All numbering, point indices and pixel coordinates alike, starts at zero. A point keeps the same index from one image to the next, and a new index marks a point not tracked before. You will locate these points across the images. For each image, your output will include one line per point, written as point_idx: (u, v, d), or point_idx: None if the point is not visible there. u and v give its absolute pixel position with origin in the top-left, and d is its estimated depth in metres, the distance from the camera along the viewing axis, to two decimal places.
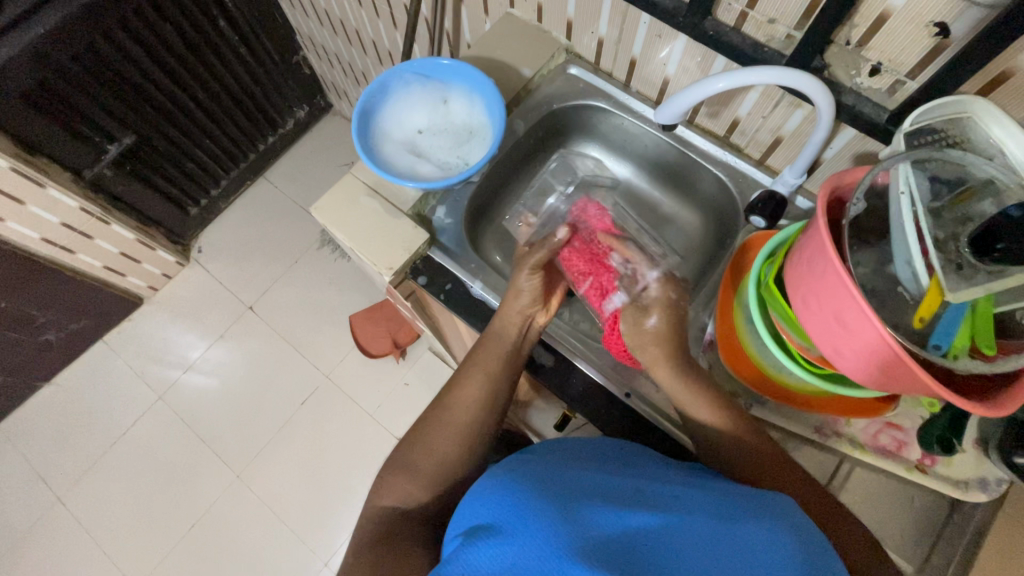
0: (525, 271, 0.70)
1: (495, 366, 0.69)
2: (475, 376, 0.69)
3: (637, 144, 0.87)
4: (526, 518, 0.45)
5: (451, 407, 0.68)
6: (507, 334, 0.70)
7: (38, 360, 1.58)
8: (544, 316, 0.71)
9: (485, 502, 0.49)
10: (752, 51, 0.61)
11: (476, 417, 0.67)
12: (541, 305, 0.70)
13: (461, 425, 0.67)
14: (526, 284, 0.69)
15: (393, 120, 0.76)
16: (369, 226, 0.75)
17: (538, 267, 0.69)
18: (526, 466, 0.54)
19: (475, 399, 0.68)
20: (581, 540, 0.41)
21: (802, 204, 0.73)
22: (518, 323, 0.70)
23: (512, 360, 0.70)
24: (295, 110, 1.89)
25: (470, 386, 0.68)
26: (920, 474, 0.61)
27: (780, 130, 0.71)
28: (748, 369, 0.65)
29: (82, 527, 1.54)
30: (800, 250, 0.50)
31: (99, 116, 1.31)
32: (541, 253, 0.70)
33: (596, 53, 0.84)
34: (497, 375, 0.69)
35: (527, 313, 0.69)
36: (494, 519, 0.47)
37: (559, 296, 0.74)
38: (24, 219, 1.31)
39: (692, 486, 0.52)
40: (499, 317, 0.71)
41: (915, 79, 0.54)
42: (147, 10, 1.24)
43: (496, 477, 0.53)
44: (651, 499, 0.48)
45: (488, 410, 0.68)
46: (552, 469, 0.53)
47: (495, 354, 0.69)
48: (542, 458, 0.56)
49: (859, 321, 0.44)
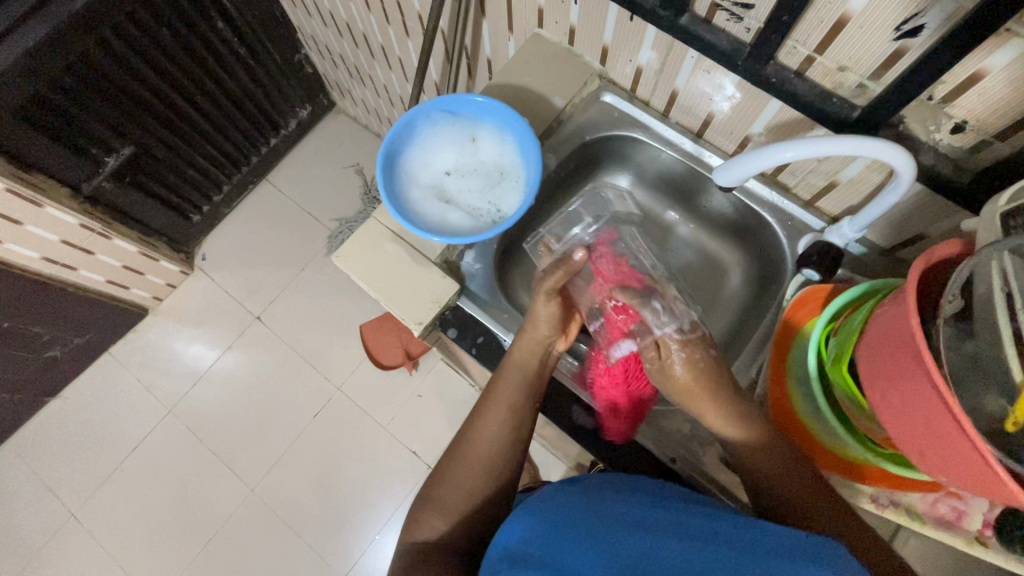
0: (542, 298, 0.66)
1: (517, 399, 0.64)
2: (496, 410, 0.64)
3: (675, 177, 0.83)
4: (563, 563, 0.43)
5: (461, 441, 0.63)
6: (528, 364, 0.66)
7: (44, 376, 1.54)
8: (562, 344, 0.69)
9: (522, 531, 0.48)
10: (819, 102, 0.56)
11: (498, 452, 0.62)
12: (559, 334, 0.68)
13: (488, 463, 0.62)
14: (543, 313, 0.66)
15: (420, 161, 0.72)
16: (395, 275, 0.71)
17: (554, 293, 0.66)
18: (562, 497, 0.51)
19: (498, 433, 0.63)
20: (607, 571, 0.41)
21: (854, 249, 0.71)
22: (539, 352, 0.67)
23: (533, 392, 0.65)
24: (298, 110, 1.80)
25: (491, 420, 0.63)
26: (982, 548, 0.56)
27: (835, 175, 0.66)
28: (801, 437, 0.62)
29: (97, 542, 1.52)
30: (891, 321, 0.45)
31: (95, 127, 1.22)
32: (556, 276, 0.65)
33: (633, 81, 0.78)
34: (521, 409, 0.64)
35: (547, 341, 0.67)
36: (532, 549, 0.45)
37: (580, 318, 0.71)
38: (23, 238, 1.25)
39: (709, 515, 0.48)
40: (519, 346, 0.67)
41: (1004, 141, 0.50)
42: (140, 14, 1.13)
43: (534, 504, 0.50)
44: (680, 528, 0.45)
45: (510, 445, 0.63)
46: (588, 498, 0.51)
47: (516, 385, 0.64)
48: (582, 485, 0.54)
49: (948, 427, 0.40)
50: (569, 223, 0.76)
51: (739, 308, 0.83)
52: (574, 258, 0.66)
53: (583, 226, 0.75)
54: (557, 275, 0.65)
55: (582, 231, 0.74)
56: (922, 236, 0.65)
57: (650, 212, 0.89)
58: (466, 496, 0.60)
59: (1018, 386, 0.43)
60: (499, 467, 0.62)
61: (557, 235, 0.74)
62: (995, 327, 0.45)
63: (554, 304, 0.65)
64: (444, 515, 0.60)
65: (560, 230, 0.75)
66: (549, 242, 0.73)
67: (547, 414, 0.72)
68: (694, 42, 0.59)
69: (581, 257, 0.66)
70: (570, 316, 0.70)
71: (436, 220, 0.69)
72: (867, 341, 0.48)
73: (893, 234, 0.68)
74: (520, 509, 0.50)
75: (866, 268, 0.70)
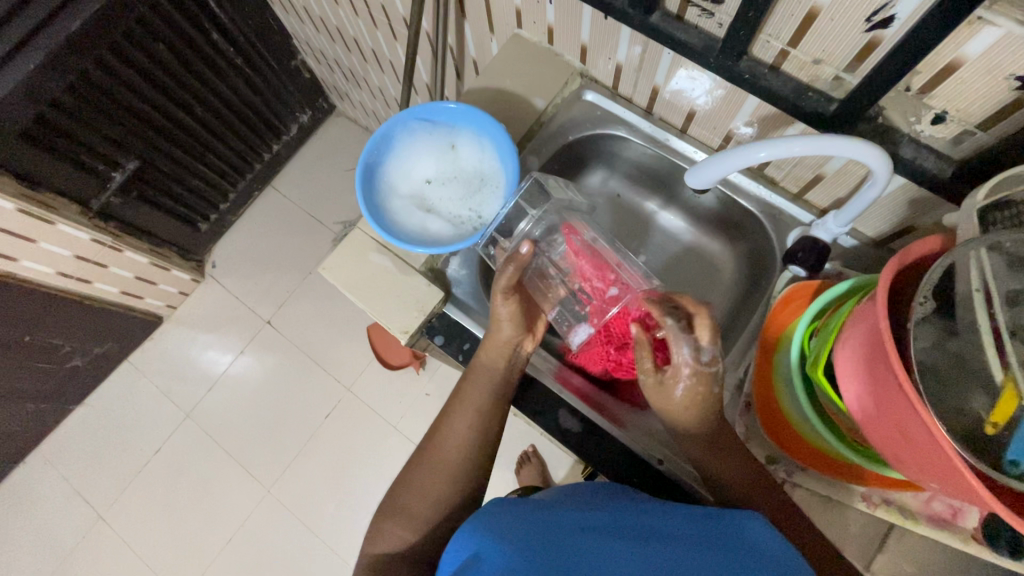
0: (499, 298, 0.66)
1: (484, 402, 0.66)
2: (465, 411, 0.66)
3: (661, 174, 0.82)
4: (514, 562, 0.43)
5: (442, 449, 0.64)
6: (496, 367, 0.67)
7: (67, 385, 1.59)
8: (531, 343, 0.70)
9: (468, 542, 0.47)
10: (794, 96, 0.55)
11: (470, 454, 0.64)
12: (525, 332, 0.68)
13: (473, 466, 0.63)
14: (503, 311, 0.66)
15: (400, 171, 0.73)
16: (380, 285, 0.73)
17: (510, 292, 0.66)
18: (506, 507, 0.51)
19: (467, 435, 0.65)
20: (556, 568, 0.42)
21: (846, 242, 0.70)
22: (507, 355, 0.68)
23: (503, 395, 0.67)
24: (298, 115, 1.80)
25: (459, 421, 0.66)
26: (978, 546, 0.56)
27: (820, 168, 0.65)
28: (788, 436, 0.61)
29: (126, 542, 1.59)
30: (860, 320, 0.46)
31: (100, 144, 1.23)
32: (509, 274, 0.64)
33: (614, 78, 0.77)
34: (489, 412, 0.66)
35: (513, 342, 0.67)
36: (483, 553, 0.45)
37: (541, 321, 0.71)
38: (38, 256, 1.28)
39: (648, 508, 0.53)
40: (486, 348, 0.68)
41: (986, 131, 0.48)
42: (136, 31, 1.12)
43: (477, 514, 0.51)
44: (626, 528, 0.49)
45: (479, 445, 0.65)
46: (536, 508, 0.52)
47: (484, 388, 0.66)
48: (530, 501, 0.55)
49: (913, 424, 0.40)
50: (516, 214, 0.71)
51: (729, 306, 0.81)
52: (522, 252, 0.63)
53: (530, 219, 0.71)
54: (510, 274, 0.64)
55: (529, 225, 0.71)
56: (911, 228, 0.63)
57: (639, 211, 0.88)
58: (452, 502, 0.61)
59: (998, 386, 0.42)
60: (472, 466, 0.64)
61: (505, 233, 0.71)
62: (975, 326, 0.43)
63: (513, 303, 0.66)
64: (429, 520, 0.60)
65: (507, 224, 0.71)
66: (500, 241, 0.70)
67: (534, 418, 0.72)
68: (667, 39, 0.58)
69: (527, 251, 0.64)
70: (531, 317, 0.70)
71: (416, 229, 0.71)
72: (840, 342, 0.49)
73: (883, 226, 0.66)
74: (465, 523, 0.50)
75: (856, 261, 0.69)
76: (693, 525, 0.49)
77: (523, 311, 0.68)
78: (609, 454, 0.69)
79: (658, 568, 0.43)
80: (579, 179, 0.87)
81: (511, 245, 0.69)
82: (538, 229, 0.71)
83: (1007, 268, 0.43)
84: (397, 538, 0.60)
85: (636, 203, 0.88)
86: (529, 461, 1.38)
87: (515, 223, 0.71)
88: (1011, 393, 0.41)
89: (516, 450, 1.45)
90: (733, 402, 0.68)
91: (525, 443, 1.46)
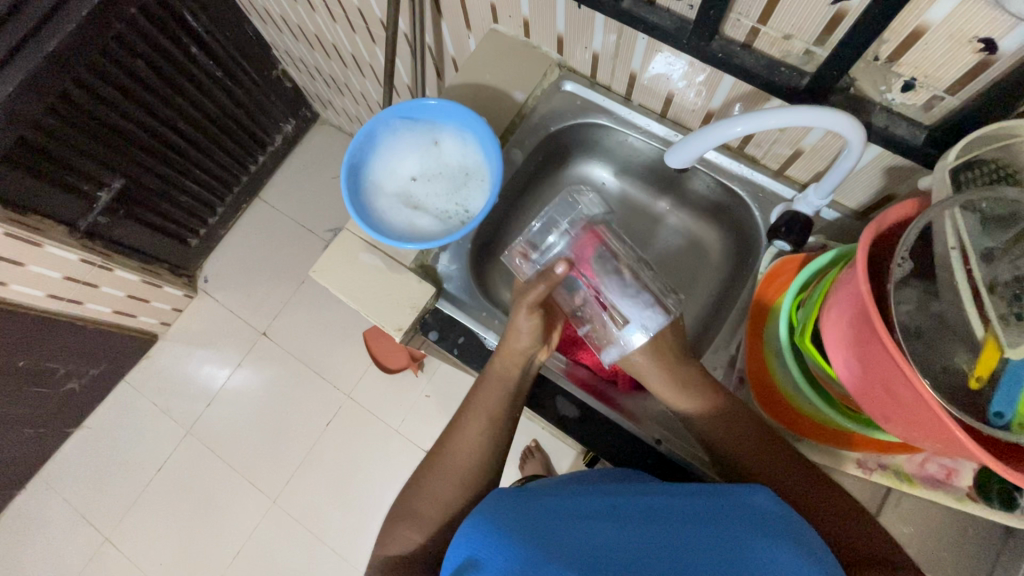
0: (523, 312, 0.66)
1: (497, 411, 0.66)
2: (476, 420, 0.65)
3: (644, 159, 0.83)
4: (516, 552, 0.43)
5: (444, 451, 0.65)
6: (510, 375, 0.68)
7: (64, 409, 1.58)
8: (544, 352, 0.71)
9: (466, 544, 0.47)
10: (768, 72, 0.56)
11: (478, 463, 0.63)
12: (541, 343, 0.69)
13: (476, 459, 0.64)
14: (525, 324, 0.66)
15: (385, 170, 0.74)
16: (372, 285, 0.73)
17: (535, 307, 0.65)
18: (503, 501, 0.51)
19: (478, 444, 0.64)
20: (561, 557, 0.41)
21: (828, 215, 0.71)
22: (521, 364, 0.68)
23: (515, 403, 0.67)
24: (282, 125, 1.79)
25: (468, 428, 0.65)
26: (974, 504, 0.56)
27: (799, 143, 0.66)
28: (781, 406, 0.63)
29: (133, 562, 1.58)
30: (843, 285, 0.47)
31: (84, 164, 1.22)
32: (538, 291, 0.64)
33: (592, 67, 0.78)
34: (498, 417, 0.66)
35: (528, 352, 0.68)
36: (481, 554, 0.45)
37: (559, 329, 0.73)
38: (27, 280, 1.27)
39: (643, 490, 0.52)
40: (500, 357, 0.68)
41: (955, 95, 0.49)
42: (113, 48, 1.11)
43: (475, 512, 0.50)
44: (628, 512, 0.48)
45: (487, 446, 0.65)
46: (534, 497, 0.52)
47: (493, 396, 0.66)
48: (527, 488, 0.55)
49: (899, 381, 0.41)
50: (546, 228, 0.71)
51: (718, 286, 0.83)
52: (555, 272, 0.63)
53: (560, 233, 0.71)
54: (539, 288, 0.64)
55: (559, 238, 0.70)
56: (891, 197, 0.64)
57: (626, 197, 0.89)
58: (459, 493, 0.62)
59: (980, 341, 0.43)
60: (475, 457, 0.63)
61: (535, 244, 0.71)
62: (954, 284, 0.44)
63: (534, 318, 0.65)
64: (438, 513, 0.61)
65: (539, 237, 0.71)
66: (524, 250, 0.72)
67: (533, 408, 0.73)
68: (640, 24, 0.58)
69: (563, 269, 0.63)
70: (550, 327, 0.71)
71: (406, 226, 0.71)
72: (826, 307, 0.50)
73: (863, 197, 0.67)
74: (463, 523, 0.49)
75: (839, 233, 0.70)
76: (707, 503, 0.48)
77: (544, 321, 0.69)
78: (610, 437, 0.70)
79: (656, 557, 0.42)
80: (564, 170, 0.88)
81: (540, 259, 0.70)
82: (566, 241, 0.70)
83: (982, 227, 0.44)
84: (404, 536, 0.60)
85: (621, 189, 0.89)
86: (533, 456, 1.37)
87: (547, 236, 0.71)
88: (992, 347, 0.42)
89: (520, 446, 1.45)
90: (727, 378, 0.69)
91: (527, 437, 1.45)
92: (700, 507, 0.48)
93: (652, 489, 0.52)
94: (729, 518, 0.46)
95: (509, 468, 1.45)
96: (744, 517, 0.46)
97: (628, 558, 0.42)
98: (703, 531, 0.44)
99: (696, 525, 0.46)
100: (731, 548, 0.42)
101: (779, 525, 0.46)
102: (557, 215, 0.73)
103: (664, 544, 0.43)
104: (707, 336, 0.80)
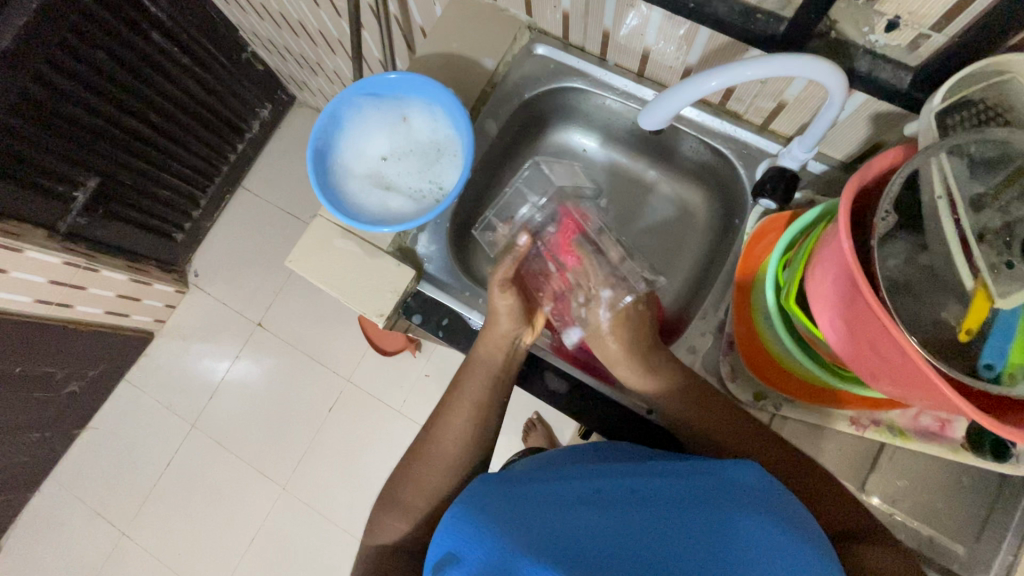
0: (497, 290, 0.65)
1: (481, 395, 0.66)
2: (460, 408, 0.65)
3: (623, 122, 0.80)
4: (497, 541, 0.43)
5: (428, 441, 0.64)
6: (490, 359, 0.67)
7: (68, 411, 1.59)
8: (530, 335, 0.68)
9: (447, 536, 0.47)
10: (743, 20, 0.52)
11: (463, 447, 0.63)
12: (524, 325, 0.67)
13: (461, 445, 0.63)
14: (502, 306, 0.65)
15: (354, 151, 0.72)
16: (350, 272, 0.72)
17: (508, 283, 0.65)
18: (488, 490, 0.51)
19: (462, 429, 0.64)
20: (543, 546, 0.41)
21: (814, 167, 0.68)
22: (504, 347, 0.67)
23: (498, 386, 0.67)
24: (258, 110, 1.72)
25: (452, 416, 0.65)
26: (968, 454, 0.56)
27: (781, 95, 0.63)
28: (772, 369, 0.62)
29: (153, 554, 1.61)
30: (826, 243, 0.45)
31: (54, 163, 1.19)
32: (506, 265, 0.65)
33: (564, 27, 0.74)
34: (481, 401, 0.66)
35: (511, 335, 0.66)
36: (462, 546, 0.44)
37: (543, 310, 0.70)
38: (13, 286, 1.26)
39: (628, 471, 0.52)
40: (484, 341, 0.67)
41: (941, 32, 0.46)
42: (70, 41, 1.06)
43: (458, 503, 0.50)
44: (611, 496, 0.47)
45: (471, 431, 0.64)
46: (518, 485, 0.51)
47: (477, 383, 0.66)
48: (511, 475, 0.55)
49: (884, 340, 0.39)
50: (513, 203, 0.74)
51: (705, 248, 0.81)
52: (518, 244, 0.65)
53: (531, 206, 0.73)
54: (507, 263, 0.65)
55: (531, 211, 0.72)
56: (879, 145, 0.62)
57: (609, 162, 0.86)
58: (446, 476, 0.62)
59: (970, 292, 0.41)
60: (462, 441, 0.64)
61: (506, 219, 0.72)
62: (941, 234, 0.42)
63: (509, 297, 0.64)
64: (424, 503, 0.61)
65: (509, 209, 0.74)
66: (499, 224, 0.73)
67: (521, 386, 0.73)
68: None
69: (526, 241, 0.66)
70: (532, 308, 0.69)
71: (379, 209, 0.70)
72: (810, 268, 0.48)
73: (850, 147, 0.64)
74: (445, 515, 0.49)
75: (826, 187, 0.68)
76: (689, 482, 0.48)
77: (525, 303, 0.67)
78: (598, 409, 0.70)
79: (638, 540, 0.42)
80: (543, 140, 0.85)
81: (511, 231, 0.71)
82: (541, 216, 0.71)
83: (970, 172, 0.41)
84: (392, 527, 0.60)
85: (603, 154, 0.86)
86: (535, 427, 1.38)
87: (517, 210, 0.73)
88: (982, 297, 0.41)
89: (522, 417, 1.45)
90: (716, 345, 0.68)
91: (529, 410, 1.46)
92: (685, 486, 0.48)
93: (638, 469, 0.52)
94: (712, 496, 0.46)
95: (512, 441, 1.45)
96: (729, 494, 0.46)
97: (611, 542, 0.42)
98: (686, 510, 0.44)
99: (680, 504, 0.45)
100: (713, 526, 0.42)
101: (762, 497, 0.45)
102: (529, 189, 0.74)
103: (646, 526, 0.43)
104: (696, 299, 0.78)
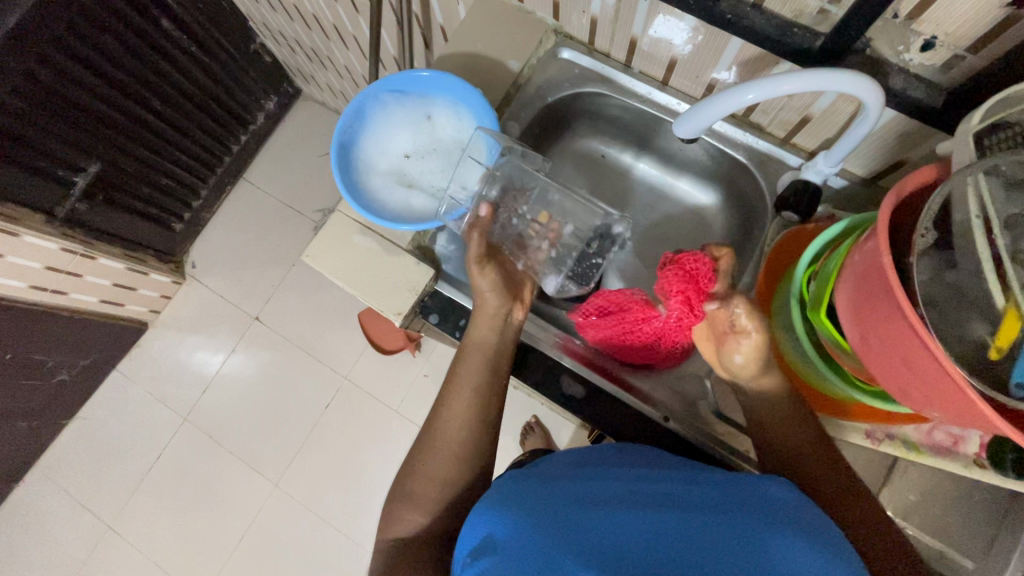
0: (476, 268, 0.67)
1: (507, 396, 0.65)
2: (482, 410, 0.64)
3: (645, 129, 0.80)
4: (531, 541, 0.43)
5: None
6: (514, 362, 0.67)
7: (56, 399, 1.55)
8: (520, 311, 0.69)
9: (478, 526, 0.47)
10: (778, 34, 0.53)
11: (482, 447, 0.63)
12: (511, 300, 0.68)
13: (479, 444, 0.63)
14: (483, 283, 0.67)
15: (377, 148, 0.72)
16: (368, 267, 0.71)
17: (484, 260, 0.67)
18: (515, 486, 0.51)
19: (482, 430, 0.63)
20: (579, 550, 0.41)
21: (835, 182, 0.70)
22: (497, 327, 0.67)
23: None
24: (264, 102, 1.70)
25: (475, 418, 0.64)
26: (980, 471, 0.56)
27: (807, 109, 0.64)
28: (790, 383, 0.63)
29: (137, 550, 1.58)
30: (858, 257, 0.46)
31: (55, 147, 1.16)
32: (477, 242, 0.67)
33: (590, 32, 0.74)
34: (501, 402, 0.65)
35: (502, 312, 0.67)
36: (493, 535, 0.46)
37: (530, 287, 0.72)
38: (7, 271, 1.23)
39: (654, 473, 0.52)
40: (476, 323, 0.67)
41: (976, 54, 0.48)
42: (79, 23, 1.04)
43: (489, 495, 0.50)
44: (641, 496, 0.47)
45: (492, 432, 0.64)
46: (542, 481, 0.51)
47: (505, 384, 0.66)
48: (533, 471, 0.55)
49: (919, 356, 0.40)
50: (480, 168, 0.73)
51: None
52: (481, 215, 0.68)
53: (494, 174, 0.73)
54: (477, 239, 0.67)
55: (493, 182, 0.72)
56: (901, 162, 0.63)
57: (627, 170, 0.87)
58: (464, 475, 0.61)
59: (1001, 312, 0.41)
60: (482, 440, 0.63)
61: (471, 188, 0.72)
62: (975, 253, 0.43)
63: (490, 272, 0.67)
64: (441, 501, 0.60)
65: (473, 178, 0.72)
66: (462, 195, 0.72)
67: (537, 388, 0.73)
68: None
69: (486, 213, 0.68)
70: (518, 286, 0.70)
71: (400, 208, 0.70)
72: (840, 280, 0.49)
73: (872, 163, 0.65)
74: (477, 504, 0.50)
75: (846, 202, 0.69)
76: (714, 487, 0.48)
77: (506, 277, 0.69)
78: (616, 412, 0.71)
79: (669, 545, 0.42)
80: (562, 143, 0.85)
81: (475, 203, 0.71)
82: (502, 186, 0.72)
83: (1005, 193, 0.42)
84: (408, 525, 0.59)
85: (620, 161, 0.87)
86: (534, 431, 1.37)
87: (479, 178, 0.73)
88: (1013, 317, 0.41)
89: (520, 421, 1.45)
90: None
91: (528, 413, 1.45)
92: (714, 492, 0.48)
93: (664, 473, 0.52)
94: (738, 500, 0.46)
95: (510, 445, 1.45)
96: (759, 500, 0.46)
97: (639, 545, 0.42)
98: (716, 514, 0.44)
99: (708, 509, 0.45)
100: (745, 533, 0.42)
101: (795, 510, 0.45)
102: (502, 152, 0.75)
103: (677, 529, 0.43)
104: None
